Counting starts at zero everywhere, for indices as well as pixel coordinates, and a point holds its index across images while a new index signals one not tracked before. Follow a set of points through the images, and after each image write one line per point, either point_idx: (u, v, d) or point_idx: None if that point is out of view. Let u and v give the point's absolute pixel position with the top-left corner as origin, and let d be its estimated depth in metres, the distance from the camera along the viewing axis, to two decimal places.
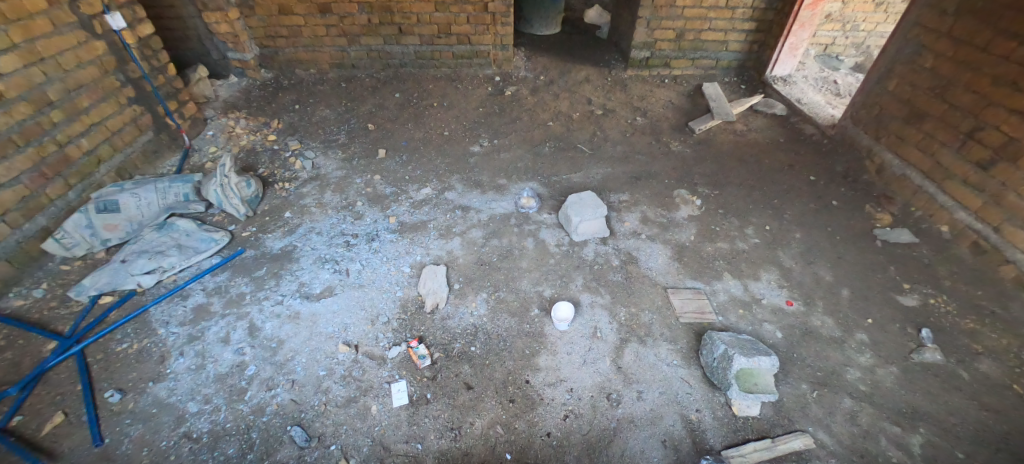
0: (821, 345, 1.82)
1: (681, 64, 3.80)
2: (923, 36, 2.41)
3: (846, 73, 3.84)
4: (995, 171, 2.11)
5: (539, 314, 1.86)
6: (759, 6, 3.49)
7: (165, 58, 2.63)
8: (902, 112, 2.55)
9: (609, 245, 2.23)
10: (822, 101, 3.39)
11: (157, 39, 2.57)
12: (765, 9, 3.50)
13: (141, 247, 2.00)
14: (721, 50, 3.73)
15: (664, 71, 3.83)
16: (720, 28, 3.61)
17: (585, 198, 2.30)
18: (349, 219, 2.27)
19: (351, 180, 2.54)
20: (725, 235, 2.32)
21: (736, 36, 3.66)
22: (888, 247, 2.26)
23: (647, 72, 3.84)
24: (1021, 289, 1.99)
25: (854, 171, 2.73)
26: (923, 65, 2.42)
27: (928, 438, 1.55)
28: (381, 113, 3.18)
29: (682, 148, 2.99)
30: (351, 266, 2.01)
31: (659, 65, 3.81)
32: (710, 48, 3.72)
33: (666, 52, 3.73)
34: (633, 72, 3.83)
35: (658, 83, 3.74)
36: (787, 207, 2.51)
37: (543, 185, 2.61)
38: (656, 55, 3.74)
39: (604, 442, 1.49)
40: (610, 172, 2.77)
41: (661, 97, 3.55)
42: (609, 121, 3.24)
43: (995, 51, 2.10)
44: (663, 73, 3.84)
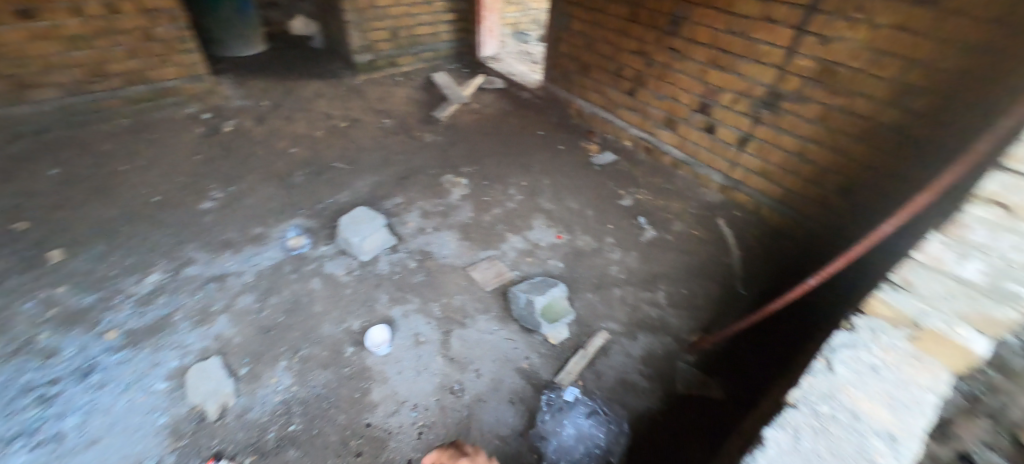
0: (588, 259, 2.26)
1: (406, 60, 3.95)
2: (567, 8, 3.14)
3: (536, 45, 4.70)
4: (638, 95, 2.94)
5: (353, 351, 1.72)
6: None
7: None
8: (576, 67, 3.28)
9: (400, 250, 2.21)
10: (527, 70, 4.05)
11: None
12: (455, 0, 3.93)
13: None
14: (435, 41, 4.02)
15: (393, 69, 3.91)
16: (427, 22, 3.89)
17: (358, 215, 2.24)
18: (37, 362, 1.59)
19: (17, 308, 1.76)
20: (495, 201, 2.59)
21: (443, 27, 4.00)
22: (604, 169, 2.92)
23: (377, 73, 3.84)
24: (675, 167, 2.89)
25: (565, 119, 3.40)
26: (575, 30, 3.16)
27: (667, 290, 2.13)
28: (36, 201, 2.27)
29: (434, 138, 3.13)
30: (66, 425, 1.44)
31: (386, 66, 3.88)
32: (426, 41, 3.98)
33: (387, 52, 3.83)
34: (364, 76, 3.76)
35: (392, 82, 3.77)
36: (532, 161, 2.96)
37: (310, 217, 2.37)
38: (380, 56, 3.81)
39: (464, 433, 1.52)
40: (377, 180, 2.70)
41: (398, 95, 3.61)
42: (357, 131, 3.12)
43: (609, 12, 2.89)
44: (392, 71, 3.91)
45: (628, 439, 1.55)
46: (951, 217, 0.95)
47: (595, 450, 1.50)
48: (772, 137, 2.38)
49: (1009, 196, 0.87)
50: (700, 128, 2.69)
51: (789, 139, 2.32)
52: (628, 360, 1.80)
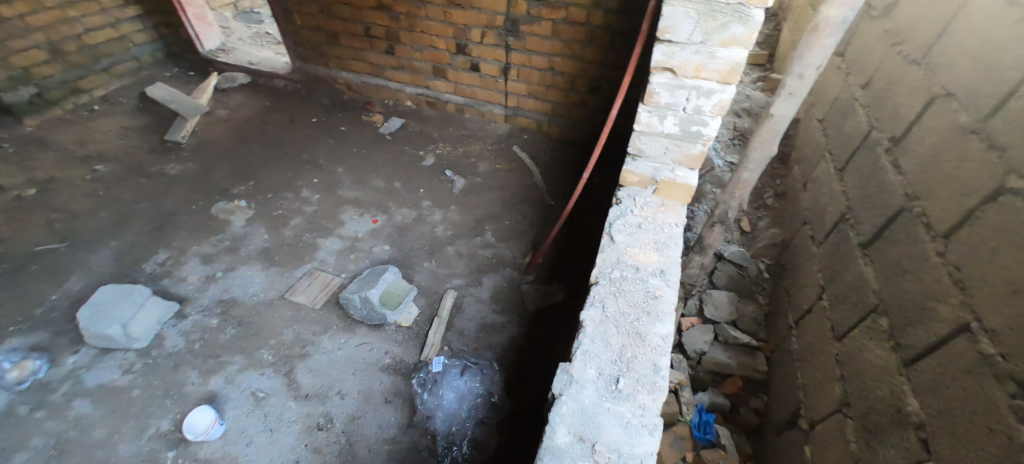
0: (414, 229, 2.21)
1: (97, 81, 2.99)
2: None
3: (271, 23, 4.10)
4: (398, 53, 2.82)
5: (174, 455, 1.42)
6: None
7: None
8: (321, 38, 2.94)
9: (191, 313, 1.80)
10: (271, 55, 3.47)
11: None
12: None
13: None
14: (128, 48, 3.13)
15: (81, 98, 2.92)
16: (100, 25, 2.95)
17: (106, 298, 1.72)
18: None
19: None
20: (291, 211, 2.28)
21: (131, 27, 3.11)
22: (396, 137, 2.83)
23: (58, 108, 2.82)
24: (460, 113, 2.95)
25: (338, 97, 3.12)
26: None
27: (494, 227, 2.24)
28: None
29: (182, 167, 2.51)
30: None
31: (68, 95, 2.88)
32: (114, 50, 3.05)
33: (57, 76, 2.81)
34: (37, 118, 2.73)
35: (86, 115, 2.83)
36: (315, 153, 2.66)
37: (37, 329, 1.74)
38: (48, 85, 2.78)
39: (349, 460, 1.43)
40: (120, 241, 2.09)
41: (104, 128, 2.74)
42: (61, 193, 2.31)
43: None
44: (82, 100, 2.92)
45: (501, 375, 1.63)
46: (646, 88, 1.14)
47: (477, 400, 1.54)
48: (525, 60, 2.59)
49: (671, 61, 1.07)
50: (467, 70, 2.75)
51: (539, 58, 2.56)
52: (482, 305, 1.88)
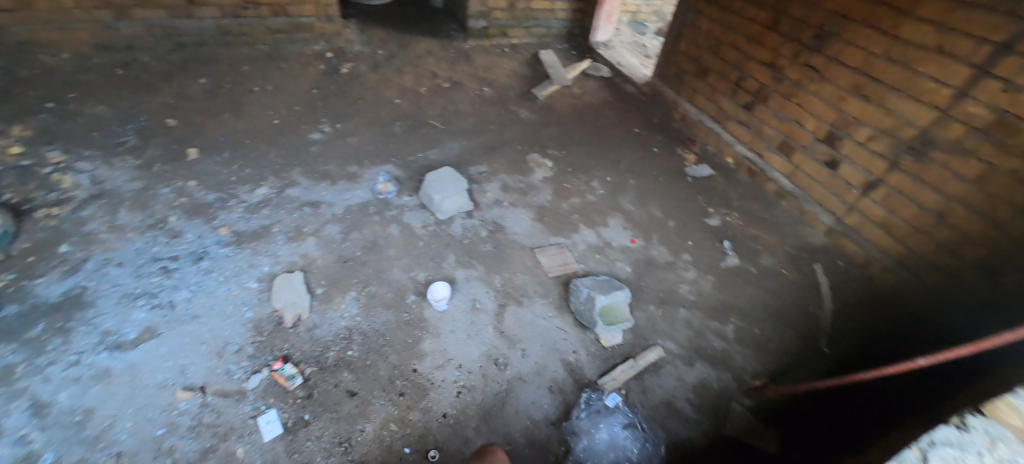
0: (659, 271, 2.14)
1: (517, 33, 3.90)
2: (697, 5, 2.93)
3: (652, 38, 4.46)
4: (755, 111, 2.67)
5: (415, 299, 1.79)
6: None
7: None
8: (692, 69, 3.05)
9: (474, 217, 2.22)
10: (637, 63, 3.83)
11: None
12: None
13: None
14: (550, 18, 3.93)
15: (503, 40, 3.88)
16: None
17: (444, 174, 2.26)
18: (162, 240, 1.85)
19: (155, 191, 2.06)
20: (575, 190, 2.51)
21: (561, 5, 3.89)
22: (698, 182, 2.70)
23: (487, 42, 3.83)
24: (778, 197, 2.61)
25: (667, 121, 3.18)
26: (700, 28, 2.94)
27: (738, 324, 1.95)
28: (183, 104, 2.61)
29: (530, 115, 3.08)
30: (177, 297, 1.65)
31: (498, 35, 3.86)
32: (540, 17, 3.88)
33: (501, 21, 3.79)
34: (474, 42, 3.78)
35: (499, 53, 3.73)
36: (622, 158, 2.81)
37: (400, 167, 2.45)
38: (493, 25, 3.78)
39: (499, 405, 1.54)
40: (465, 144, 2.72)
41: (504, 66, 3.57)
42: (458, 94, 3.16)
43: (745, 16, 2.63)
44: (502, 42, 3.88)
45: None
46: None
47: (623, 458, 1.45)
48: (907, 187, 2.06)
49: None
50: (820, 162, 2.39)
51: (929, 194, 1.99)
52: (679, 384, 1.70)
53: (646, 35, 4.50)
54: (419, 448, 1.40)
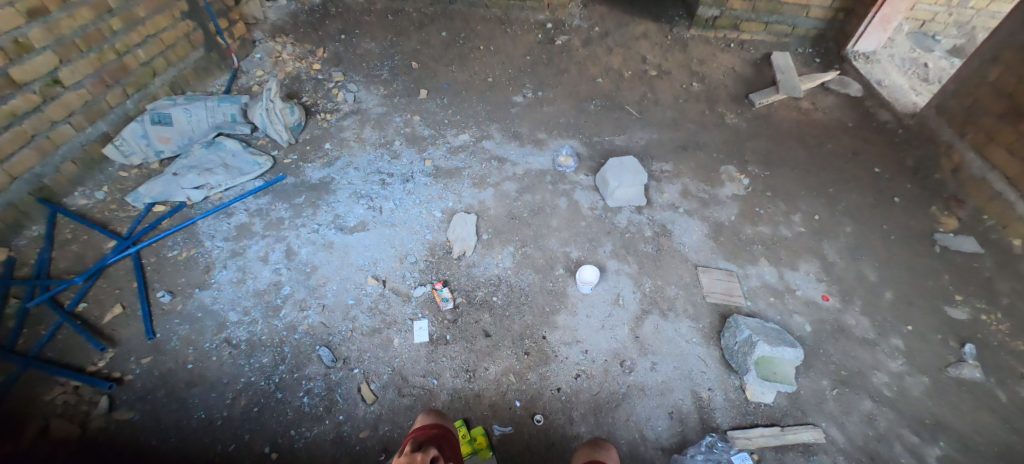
0: (852, 344, 1.67)
1: (751, 27, 3.33)
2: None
3: (939, 57, 3.52)
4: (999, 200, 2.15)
5: (563, 274, 1.82)
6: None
7: None
8: (999, 106, 2.23)
9: (644, 214, 2.04)
10: (907, 86, 3.04)
11: None
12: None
13: (191, 163, 2.10)
14: (801, 15, 3.25)
15: (732, 34, 3.37)
16: None
17: (625, 164, 2.10)
18: (386, 158, 2.27)
19: (390, 118, 2.52)
20: (768, 218, 2.08)
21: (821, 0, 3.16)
22: (945, 254, 2.04)
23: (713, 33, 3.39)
24: None
25: (926, 167, 2.42)
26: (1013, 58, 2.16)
27: (947, 452, 1.43)
28: (426, 50, 3.07)
29: (736, 121, 2.62)
30: (385, 205, 2.01)
31: (727, 27, 3.36)
32: (788, 12, 3.24)
33: (738, 12, 3.28)
34: (697, 32, 3.39)
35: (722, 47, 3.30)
36: (843, 197, 2.23)
37: (583, 145, 2.40)
38: (726, 14, 3.29)
39: (611, 404, 1.48)
40: (655, 138, 2.46)
41: (723, 62, 3.15)
42: (663, 84, 2.89)
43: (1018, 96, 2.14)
44: (730, 36, 3.38)
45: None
46: None
47: None
48: None
49: None
50: None
51: None
52: None
53: (931, 50, 3.59)
54: (528, 406, 1.47)
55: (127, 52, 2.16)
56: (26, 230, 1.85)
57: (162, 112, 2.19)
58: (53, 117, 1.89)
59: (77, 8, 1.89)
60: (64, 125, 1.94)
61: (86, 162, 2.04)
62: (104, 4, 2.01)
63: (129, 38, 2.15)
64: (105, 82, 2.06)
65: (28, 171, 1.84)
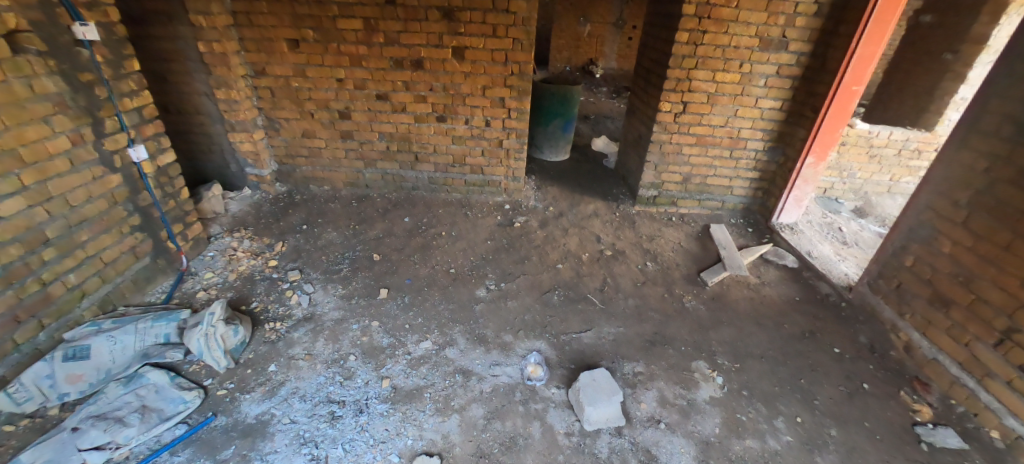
0: None
1: (688, 204, 3.91)
2: (956, 170, 2.31)
3: (848, 218, 4.08)
4: (1005, 351, 2.06)
5: None
6: (762, 158, 3.67)
7: (181, 183, 2.61)
8: (925, 292, 2.44)
9: (624, 437, 1.90)
10: (831, 254, 3.43)
11: (177, 166, 2.57)
12: (768, 161, 3.68)
13: (98, 410, 1.79)
14: (727, 194, 3.86)
15: (671, 208, 3.93)
16: (725, 174, 3.76)
17: (600, 379, 2.02)
18: (338, 379, 2.02)
19: (346, 325, 2.30)
20: (753, 428, 2.00)
21: (741, 183, 3.80)
22: (935, 454, 1.99)
23: (654, 208, 3.93)
24: None
25: (880, 345, 2.55)
26: (960, 200, 2.29)
27: None
28: (388, 239, 3.07)
29: (695, 305, 2.80)
30: (332, 452, 1.73)
31: (666, 203, 3.92)
32: (716, 192, 3.86)
33: (673, 192, 3.86)
34: (641, 207, 3.92)
35: (666, 221, 3.79)
36: (817, 389, 2.25)
37: (551, 346, 2.33)
38: (664, 194, 3.87)
39: None
40: (622, 332, 2.50)
41: (670, 237, 3.55)
42: (619, 266, 3.12)
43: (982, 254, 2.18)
44: (670, 210, 3.93)
45: None
46: None
47: None
48: None
49: None
50: None
51: None
52: None
53: (839, 212, 4.17)
54: None
55: (55, 279, 1.99)
56: None
57: (79, 345, 1.94)
58: None
59: (6, 247, 1.79)
60: None
61: None
62: (39, 237, 1.91)
63: (62, 264, 2.01)
64: (18, 318, 1.85)
65: None
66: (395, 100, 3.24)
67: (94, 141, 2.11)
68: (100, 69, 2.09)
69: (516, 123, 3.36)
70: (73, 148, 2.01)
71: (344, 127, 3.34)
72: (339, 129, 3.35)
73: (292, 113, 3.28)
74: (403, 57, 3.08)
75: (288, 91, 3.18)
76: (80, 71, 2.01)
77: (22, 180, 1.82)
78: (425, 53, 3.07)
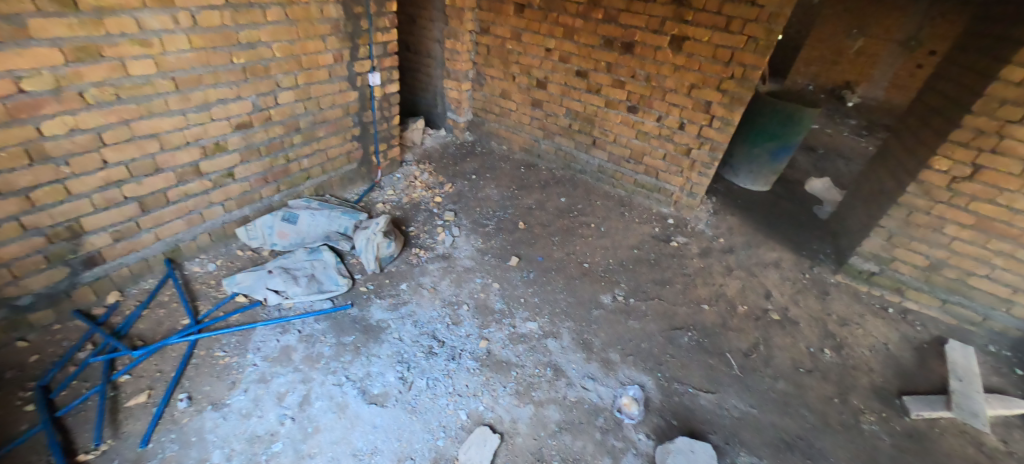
0: None
1: (920, 297, 2.90)
2: None
3: None
4: None
5: None
6: None
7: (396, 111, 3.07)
8: None
9: None
10: None
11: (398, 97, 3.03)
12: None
13: (286, 264, 2.24)
14: (996, 308, 2.71)
15: (890, 295, 2.97)
16: (1005, 281, 2.62)
17: (700, 455, 1.69)
18: (447, 321, 2.11)
19: (472, 276, 2.41)
20: None
21: None
22: None
23: (864, 286, 3.03)
24: None
25: None
26: None
27: None
28: (538, 212, 3.10)
29: (876, 431, 2.13)
30: (416, 381, 1.82)
31: (885, 287, 2.98)
32: (977, 299, 2.74)
33: (902, 276, 2.90)
34: (843, 278, 3.08)
35: (875, 308, 2.89)
36: None
37: (657, 388, 2.04)
38: (886, 273, 2.94)
39: None
40: (751, 413, 2.05)
41: (872, 331, 2.72)
42: (781, 337, 2.54)
43: None
44: (887, 297, 2.98)
45: None
46: None
47: None
48: None
49: None
50: None
51: None
52: None
53: None
54: None
55: (295, 160, 2.58)
56: (143, 280, 2.08)
57: (293, 212, 2.48)
58: (213, 199, 2.25)
59: (274, 125, 2.38)
60: (218, 206, 2.29)
61: (219, 237, 2.34)
62: (294, 125, 2.48)
63: (302, 149, 2.59)
64: (266, 179, 2.46)
65: (171, 235, 2.14)
66: (592, 79, 3.16)
67: (349, 61, 2.61)
68: (369, 5, 2.54)
69: (716, 134, 2.92)
70: (333, 65, 2.52)
71: (537, 95, 3.43)
72: (533, 96, 3.45)
73: (498, 72, 3.50)
74: (615, 38, 2.95)
75: (502, 51, 3.39)
76: (354, 4, 2.46)
77: (297, 79, 2.37)
78: (640, 37, 2.87)
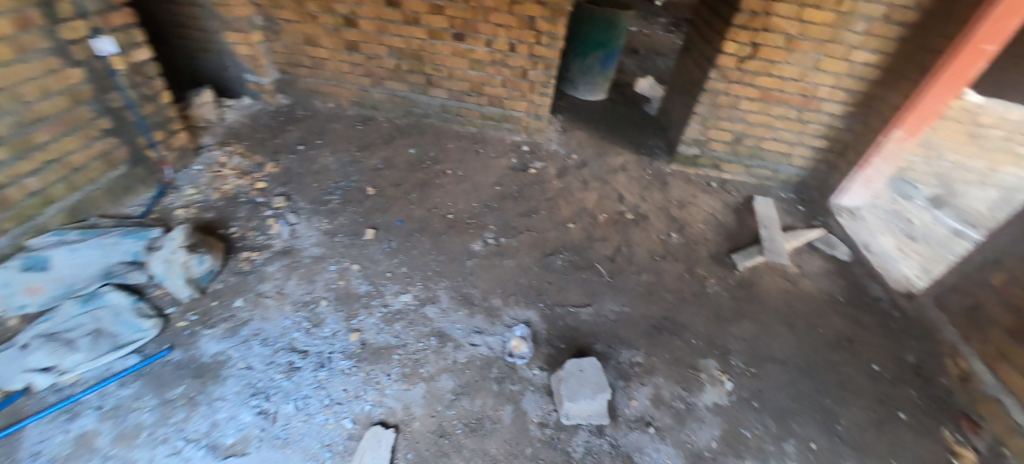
0: None
1: (733, 168, 3.41)
2: None
3: (920, 207, 3.63)
4: None
5: None
6: (835, 124, 3.09)
7: (161, 85, 2.36)
8: (1007, 321, 2.21)
9: (605, 437, 1.72)
10: (892, 250, 3.06)
11: (155, 65, 2.30)
12: (841, 128, 3.10)
13: (51, 329, 1.66)
14: (782, 163, 3.33)
15: (712, 172, 3.45)
16: (786, 139, 3.21)
17: (587, 370, 1.78)
18: (306, 326, 1.82)
19: (324, 264, 2.09)
20: (756, 448, 1.87)
21: (802, 151, 3.26)
22: None
23: (692, 169, 3.46)
24: None
25: (928, 367, 2.39)
26: None
27: None
28: (387, 172, 2.79)
29: (718, 291, 2.53)
30: (281, 408, 1.56)
31: (708, 165, 3.44)
32: (770, 159, 3.33)
33: (718, 153, 3.36)
34: (676, 166, 3.46)
35: (703, 185, 3.34)
36: (842, 411, 2.11)
37: (543, 319, 2.10)
38: (706, 154, 3.37)
39: None
40: (626, 312, 2.26)
41: (704, 206, 3.16)
42: (638, 233, 2.79)
43: None
44: (710, 173, 3.45)
45: None
46: None
47: None
48: None
49: None
50: None
51: None
52: None
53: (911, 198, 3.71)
54: None
55: (13, 183, 1.84)
56: None
57: (40, 255, 1.82)
58: None
59: None
60: None
61: None
62: None
63: (19, 166, 1.85)
64: None
65: None
66: (406, 8, 2.78)
67: (46, 26, 1.83)
68: None
69: (546, 51, 2.88)
70: (17, 35, 1.74)
71: (349, 36, 2.94)
72: (345, 38, 2.95)
73: (292, 13, 2.87)
74: None
75: None
76: None
77: None
78: None
